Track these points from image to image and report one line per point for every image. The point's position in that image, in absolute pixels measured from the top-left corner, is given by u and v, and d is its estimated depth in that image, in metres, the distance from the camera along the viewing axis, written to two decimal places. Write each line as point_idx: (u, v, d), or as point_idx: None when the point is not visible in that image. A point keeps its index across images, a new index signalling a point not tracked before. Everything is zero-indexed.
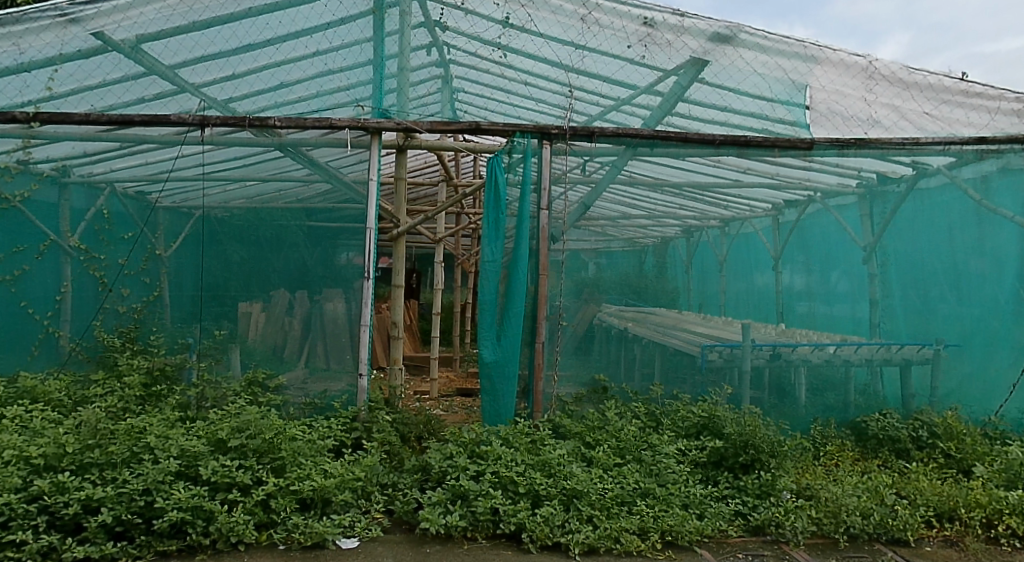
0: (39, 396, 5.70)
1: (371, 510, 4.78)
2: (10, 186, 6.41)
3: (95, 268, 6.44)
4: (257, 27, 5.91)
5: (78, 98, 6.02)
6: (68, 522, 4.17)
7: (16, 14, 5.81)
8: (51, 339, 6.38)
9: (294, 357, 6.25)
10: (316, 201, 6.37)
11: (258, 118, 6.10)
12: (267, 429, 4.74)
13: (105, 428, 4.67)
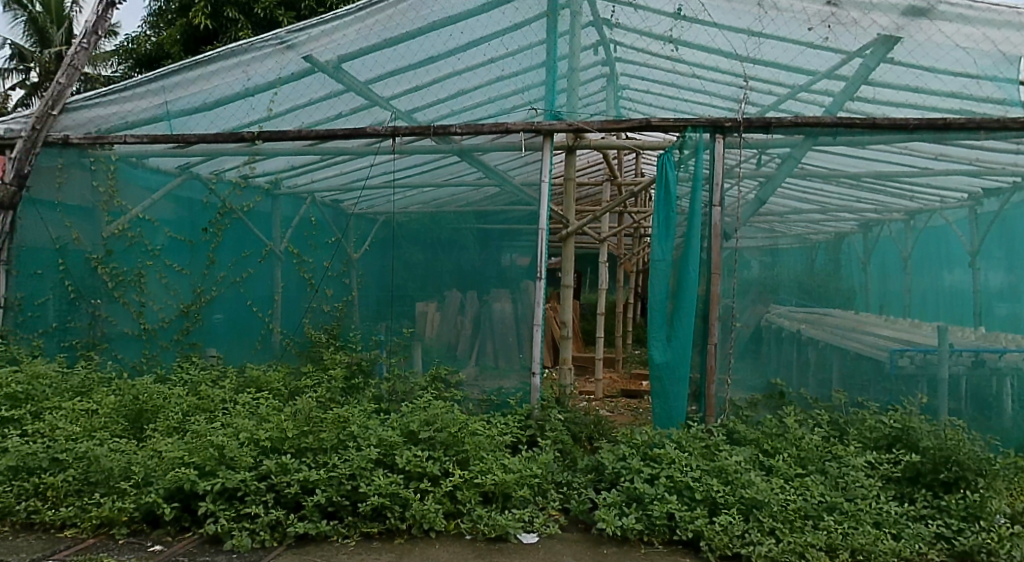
0: (262, 385, 6.38)
1: (548, 507, 4.89)
2: (239, 199, 7.17)
3: (305, 270, 7.01)
4: (441, 40, 6.22)
5: (292, 116, 6.68)
6: (290, 499, 4.60)
7: (244, 43, 6.43)
8: (270, 335, 7.03)
9: (467, 355, 6.50)
10: (485, 204, 6.56)
11: (441, 127, 6.43)
12: (451, 423, 5.08)
13: (316, 416, 5.16)
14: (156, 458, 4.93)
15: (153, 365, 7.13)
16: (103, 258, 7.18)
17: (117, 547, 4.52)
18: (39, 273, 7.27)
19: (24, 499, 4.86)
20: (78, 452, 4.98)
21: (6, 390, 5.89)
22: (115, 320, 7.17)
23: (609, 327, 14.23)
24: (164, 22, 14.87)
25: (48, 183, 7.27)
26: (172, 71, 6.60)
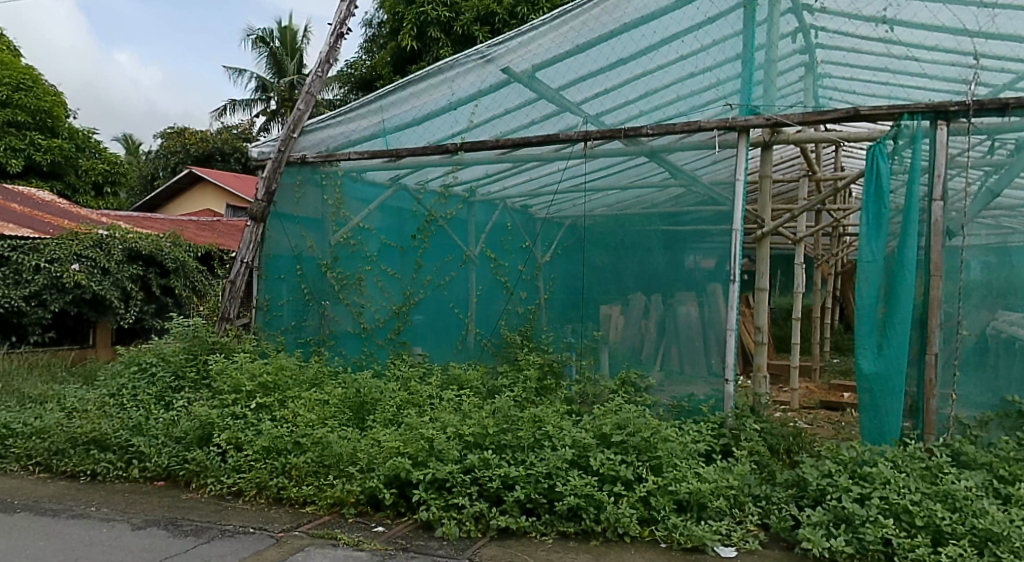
0: (463, 383, 6.73)
1: (746, 521, 4.68)
2: (443, 207, 7.55)
3: (501, 273, 7.21)
4: (633, 41, 6.40)
5: (490, 126, 7.16)
6: (493, 494, 4.87)
7: (447, 62, 7.15)
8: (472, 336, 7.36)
9: (652, 359, 6.42)
10: (668, 205, 6.41)
11: (632, 128, 6.49)
12: (644, 428, 5.10)
13: (514, 415, 5.41)
14: (376, 447, 5.49)
15: (370, 361, 7.72)
16: (331, 264, 7.90)
17: (347, 524, 5.05)
18: (281, 277, 8.15)
19: (274, 476, 5.55)
20: (314, 437, 5.65)
21: (260, 379, 6.65)
22: (340, 320, 7.86)
23: (806, 334, 13.34)
24: (376, 46, 16.12)
25: (289, 198, 8.12)
26: (389, 91, 7.47)
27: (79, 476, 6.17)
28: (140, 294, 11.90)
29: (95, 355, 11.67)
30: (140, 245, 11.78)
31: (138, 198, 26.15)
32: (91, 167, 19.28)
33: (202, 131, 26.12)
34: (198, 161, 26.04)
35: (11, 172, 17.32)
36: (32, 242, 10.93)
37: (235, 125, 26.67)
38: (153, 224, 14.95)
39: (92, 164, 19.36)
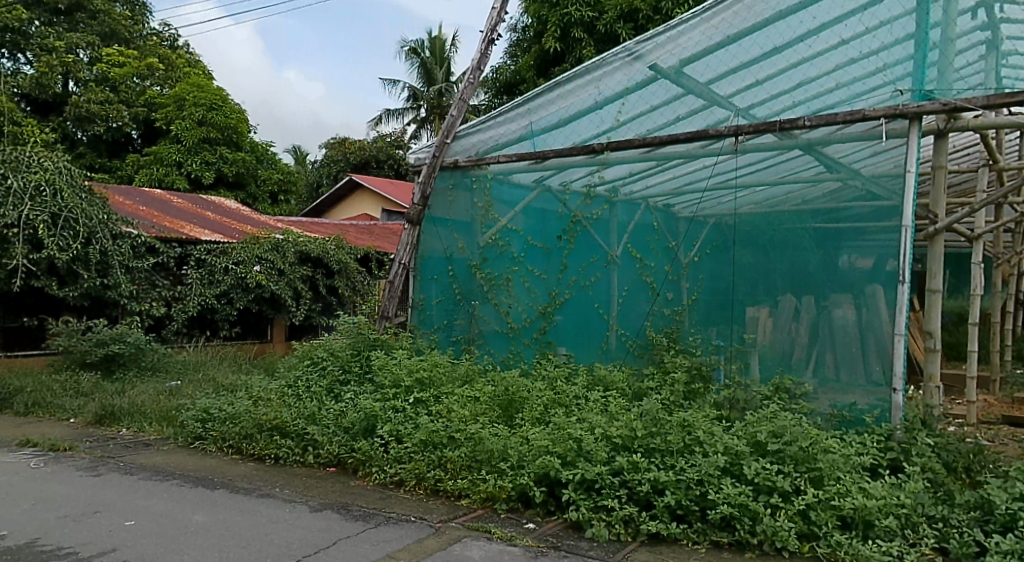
0: (609, 384, 6.70)
1: (921, 544, 4.26)
2: (589, 208, 7.57)
3: (647, 274, 7.14)
4: (789, 28, 6.17)
5: (636, 124, 7.16)
6: (642, 498, 4.80)
7: (597, 62, 7.31)
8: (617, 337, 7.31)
9: (805, 364, 6.07)
10: (821, 201, 6.07)
11: (788, 121, 6.20)
12: (803, 437, 4.90)
13: (662, 419, 5.38)
14: (526, 445, 5.57)
15: (517, 360, 7.87)
16: (480, 265, 8.13)
17: (500, 518, 5.15)
18: (434, 278, 8.48)
19: (432, 468, 5.79)
20: (468, 433, 5.87)
21: (417, 375, 6.99)
22: (489, 319, 8.09)
23: (983, 337, 12.05)
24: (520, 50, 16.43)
25: (441, 202, 8.43)
26: (537, 93, 7.67)
27: (264, 459, 6.78)
28: (309, 294, 13.22)
29: (269, 351, 13.00)
30: (309, 248, 13.02)
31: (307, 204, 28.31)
32: (269, 177, 21.39)
33: (361, 140, 27.93)
34: (358, 169, 27.89)
35: (203, 183, 19.63)
36: (222, 247, 12.36)
37: (391, 133, 28.17)
38: (320, 227, 16.38)
39: (269, 174, 21.44)
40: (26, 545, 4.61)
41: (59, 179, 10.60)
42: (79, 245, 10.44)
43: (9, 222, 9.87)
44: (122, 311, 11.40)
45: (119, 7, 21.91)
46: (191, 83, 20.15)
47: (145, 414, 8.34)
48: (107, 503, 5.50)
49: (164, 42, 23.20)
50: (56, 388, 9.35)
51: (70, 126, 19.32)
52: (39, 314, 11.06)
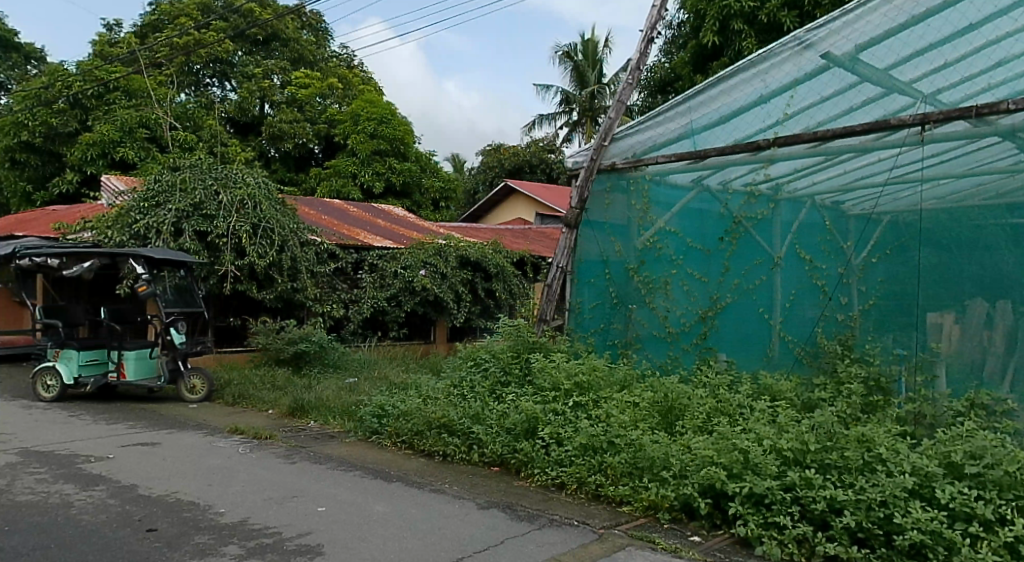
0: (775, 394, 6.33)
1: None
2: (753, 207, 7.22)
3: (817, 277, 6.76)
4: (985, 4, 5.78)
5: (805, 117, 6.79)
6: (817, 517, 4.46)
7: (763, 54, 7.04)
8: (782, 344, 6.97)
9: (1000, 377, 5.61)
10: (1021, 194, 5.61)
11: (987, 105, 5.63)
12: (1008, 461, 4.37)
13: (838, 432, 4.99)
14: (689, 454, 5.33)
15: (675, 366, 7.66)
16: (637, 268, 7.97)
17: (662, 529, 5.00)
18: (592, 281, 8.44)
19: (592, 474, 5.72)
20: (628, 439, 5.71)
21: (576, 379, 6.97)
22: (647, 323, 7.92)
23: None
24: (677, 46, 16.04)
25: (598, 205, 8.36)
26: (698, 90, 7.44)
27: (433, 455, 7.05)
28: (468, 298, 13.67)
29: (433, 350, 14.01)
30: (469, 253, 13.54)
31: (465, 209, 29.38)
32: (431, 186, 22.02)
33: (515, 146, 28.88)
34: (512, 174, 28.87)
35: (374, 193, 20.91)
36: (392, 253, 13.30)
37: (542, 138, 29.13)
38: (478, 233, 17.27)
39: (432, 183, 22.10)
40: (239, 522, 5.09)
41: (259, 194, 11.77)
42: (273, 252, 11.55)
43: (220, 232, 11.18)
44: (308, 313, 12.48)
45: (304, 34, 23.94)
46: (366, 100, 21.81)
47: (331, 408, 8.96)
48: (302, 489, 5.99)
49: (343, 63, 25.04)
50: (257, 381, 10.35)
51: (266, 144, 21.40)
52: (241, 315, 12.33)
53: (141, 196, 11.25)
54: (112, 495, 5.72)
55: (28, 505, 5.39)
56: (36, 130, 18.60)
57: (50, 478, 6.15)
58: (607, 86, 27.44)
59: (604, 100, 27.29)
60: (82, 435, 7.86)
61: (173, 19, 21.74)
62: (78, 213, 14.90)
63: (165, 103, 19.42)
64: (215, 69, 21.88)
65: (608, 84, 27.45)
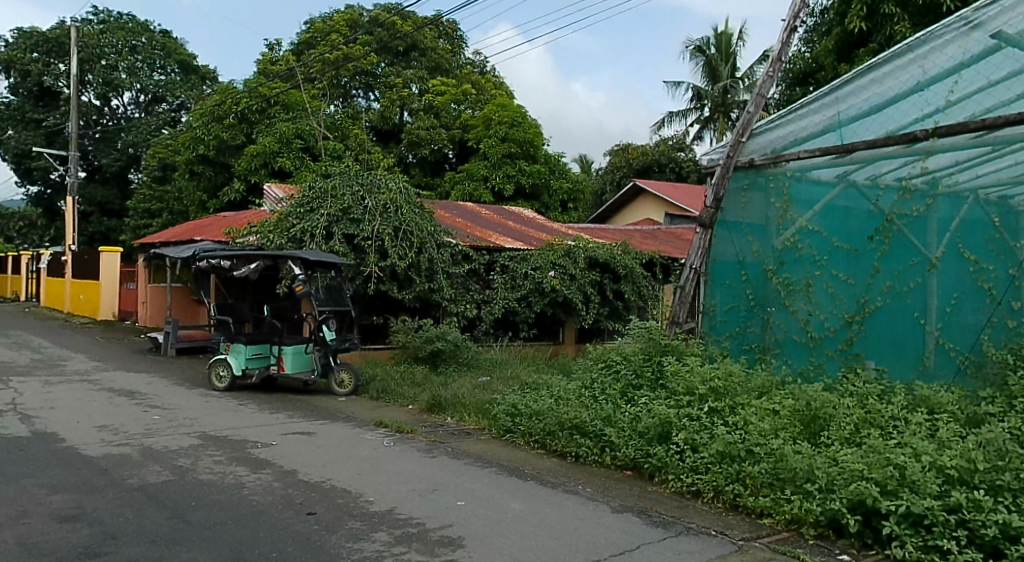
0: (935, 407, 5.83)
1: None
2: (909, 203, 7.14)
3: (982, 280, 7.28)
4: None
5: (972, 103, 6.28)
6: (987, 543, 4.03)
7: (923, 36, 6.47)
8: (938, 350, 7.11)
9: None
10: None
11: None
12: None
13: (1011, 451, 4.56)
14: (836, 467, 5.00)
15: (818, 373, 7.21)
16: (776, 269, 7.52)
17: (808, 545, 4.66)
18: (727, 283, 8.04)
19: (730, 483, 5.42)
20: (769, 448, 5.39)
21: (711, 384, 6.65)
22: (786, 327, 7.49)
23: None
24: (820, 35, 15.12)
25: (734, 204, 7.95)
26: (845, 80, 6.93)
27: (565, 456, 7.04)
28: (597, 298, 13.68)
29: (562, 351, 14.08)
30: (597, 254, 13.53)
31: (592, 210, 29.29)
32: (560, 187, 22.35)
33: (643, 145, 28.51)
34: (640, 173, 28.52)
35: (504, 195, 21.36)
36: (523, 254, 13.50)
37: (672, 135, 28.60)
38: (606, 234, 17.17)
39: (561, 184, 22.43)
40: (387, 511, 5.32)
41: (400, 198, 12.27)
42: (413, 253, 12.01)
43: (366, 235, 11.80)
44: (443, 312, 12.85)
45: (441, 42, 24.76)
46: (498, 104, 21.97)
47: (466, 406, 9.20)
48: (442, 482, 6.18)
49: (476, 68, 25.67)
50: (398, 378, 10.79)
51: (405, 150, 22.37)
52: (384, 313, 12.91)
53: (297, 202, 12.03)
54: (277, 479, 6.16)
55: (207, 483, 5.90)
56: (209, 143, 20.42)
57: (224, 460, 6.70)
58: (741, 79, 26.46)
59: (737, 94, 26.36)
60: (247, 422, 8.52)
61: (325, 35, 23.13)
62: (246, 218, 16.32)
63: (317, 114, 20.70)
64: (361, 80, 23.05)
65: (741, 78, 26.46)
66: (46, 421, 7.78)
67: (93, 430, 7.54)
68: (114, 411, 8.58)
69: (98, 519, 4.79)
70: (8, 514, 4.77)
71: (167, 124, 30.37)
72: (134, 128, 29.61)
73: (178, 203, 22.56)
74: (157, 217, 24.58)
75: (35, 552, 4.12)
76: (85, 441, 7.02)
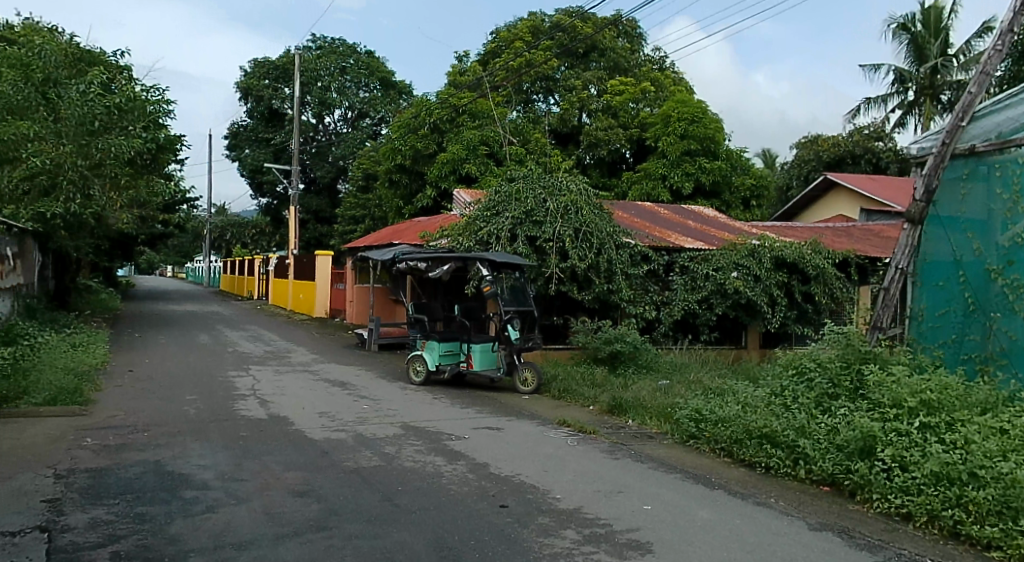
0: None
1: None
2: None
3: None
4: None
5: None
6: None
7: None
8: None
9: None
10: None
11: None
12: None
13: None
14: None
15: None
16: (1002, 269, 6.91)
17: None
18: (940, 285, 7.53)
19: (948, 507, 5.02)
20: (997, 472, 4.92)
21: (923, 396, 6.16)
22: (1016, 336, 6.77)
23: None
24: None
25: (951, 196, 7.52)
26: None
27: (755, 466, 6.84)
28: (785, 301, 13.06)
29: (745, 355, 13.65)
30: (784, 254, 12.82)
31: (778, 206, 27.98)
32: (742, 183, 21.65)
33: (835, 135, 26.68)
34: (831, 167, 26.75)
35: (684, 194, 21.01)
36: (703, 255, 13.25)
37: (869, 124, 26.53)
38: (794, 232, 16.35)
39: (743, 181, 21.74)
40: (574, 510, 5.49)
41: (580, 199, 12.45)
42: (592, 255, 12.15)
43: (548, 237, 12.13)
44: (621, 313, 12.93)
45: (621, 42, 24.72)
46: (677, 100, 21.40)
47: (646, 408, 9.19)
48: (627, 485, 6.26)
49: (656, 65, 25.39)
50: (579, 378, 10.98)
51: (584, 152, 22.61)
52: (564, 314, 13.16)
53: (484, 206, 12.59)
54: (471, 470, 6.57)
55: (411, 470, 6.43)
56: (406, 153, 21.93)
57: (424, 450, 7.24)
58: (954, 58, 23.95)
59: (949, 74, 23.90)
60: (441, 415, 9.10)
61: (510, 43, 23.91)
62: (438, 223, 17.34)
63: (502, 121, 21.52)
64: (542, 85, 23.60)
65: (954, 55, 23.92)
66: (277, 406, 8.81)
67: (315, 416, 8.43)
68: (330, 400, 9.52)
69: (324, 496, 5.39)
70: (253, 486, 5.49)
71: (369, 136, 32.90)
72: (342, 141, 32.35)
73: (379, 209, 24.47)
74: (361, 222, 26.76)
75: (276, 521, 4.73)
76: (309, 426, 7.88)
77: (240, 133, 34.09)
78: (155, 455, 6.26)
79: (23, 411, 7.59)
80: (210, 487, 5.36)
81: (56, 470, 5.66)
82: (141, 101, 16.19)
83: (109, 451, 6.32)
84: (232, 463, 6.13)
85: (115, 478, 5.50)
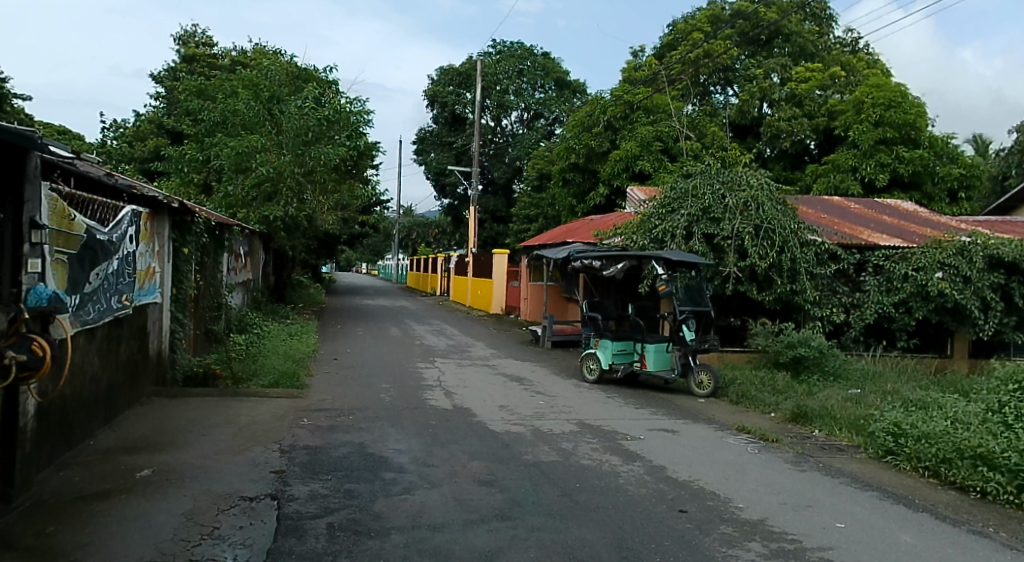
0: None
1: None
2: None
3: None
4: None
5: None
6: None
7: None
8: None
9: None
10: None
11: None
12: None
13: None
14: None
15: None
16: None
17: None
18: None
19: None
20: None
21: None
22: None
23: None
24: None
25: None
26: None
27: (967, 490, 6.14)
28: (1000, 305, 11.70)
29: (950, 365, 12.41)
30: (1001, 252, 11.47)
31: (992, 196, 25.08)
32: (948, 173, 19.56)
33: None
34: None
35: (878, 186, 19.43)
36: (902, 253, 12.15)
37: None
38: (1011, 228, 14.62)
39: (949, 170, 19.61)
40: (758, 521, 5.28)
41: (762, 195, 11.85)
42: (775, 253, 11.57)
43: (726, 234, 11.69)
44: (805, 315, 12.29)
45: (808, 25, 23.34)
46: (871, 85, 19.83)
47: (836, 419, 8.60)
48: (817, 500, 5.90)
49: (847, 48, 23.73)
50: (759, 383, 10.51)
51: (765, 145, 21.60)
52: (742, 315, 12.62)
53: (658, 203, 12.32)
54: (648, 472, 6.50)
55: (588, 467, 6.47)
56: (580, 152, 21.90)
57: (600, 448, 7.27)
58: None
59: None
60: (616, 415, 9.07)
61: (687, 34, 23.29)
62: (612, 221, 17.31)
63: (679, 115, 21.07)
64: (720, 77, 22.82)
65: None
66: (461, 397, 9.24)
67: (496, 409, 8.73)
68: (509, 394, 9.81)
69: (507, 487, 5.57)
70: (442, 472, 5.80)
71: (544, 136, 33.43)
72: (519, 142, 33.13)
73: (554, 207, 24.90)
74: (535, 220, 27.32)
75: (465, 508, 4.95)
76: (491, 418, 8.17)
77: (425, 138, 35.97)
78: (359, 437, 6.79)
79: (252, 390, 8.52)
80: (406, 471, 5.73)
81: (281, 445, 6.32)
82: (347, 114, 17.44)
83: (323, 431, 6.94)
84: (425, 449, 6.51)
85: (328, 456, 6.03)
